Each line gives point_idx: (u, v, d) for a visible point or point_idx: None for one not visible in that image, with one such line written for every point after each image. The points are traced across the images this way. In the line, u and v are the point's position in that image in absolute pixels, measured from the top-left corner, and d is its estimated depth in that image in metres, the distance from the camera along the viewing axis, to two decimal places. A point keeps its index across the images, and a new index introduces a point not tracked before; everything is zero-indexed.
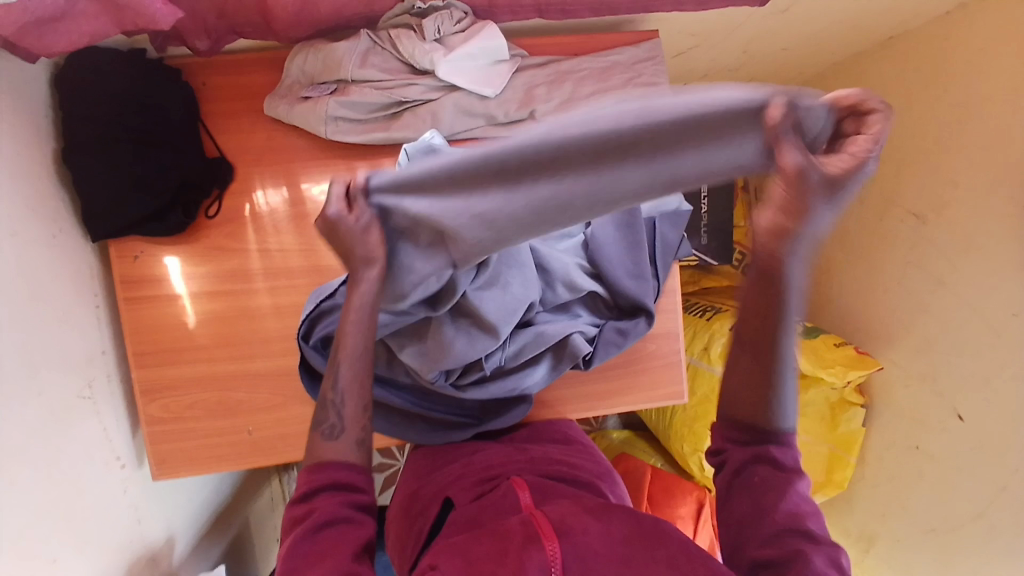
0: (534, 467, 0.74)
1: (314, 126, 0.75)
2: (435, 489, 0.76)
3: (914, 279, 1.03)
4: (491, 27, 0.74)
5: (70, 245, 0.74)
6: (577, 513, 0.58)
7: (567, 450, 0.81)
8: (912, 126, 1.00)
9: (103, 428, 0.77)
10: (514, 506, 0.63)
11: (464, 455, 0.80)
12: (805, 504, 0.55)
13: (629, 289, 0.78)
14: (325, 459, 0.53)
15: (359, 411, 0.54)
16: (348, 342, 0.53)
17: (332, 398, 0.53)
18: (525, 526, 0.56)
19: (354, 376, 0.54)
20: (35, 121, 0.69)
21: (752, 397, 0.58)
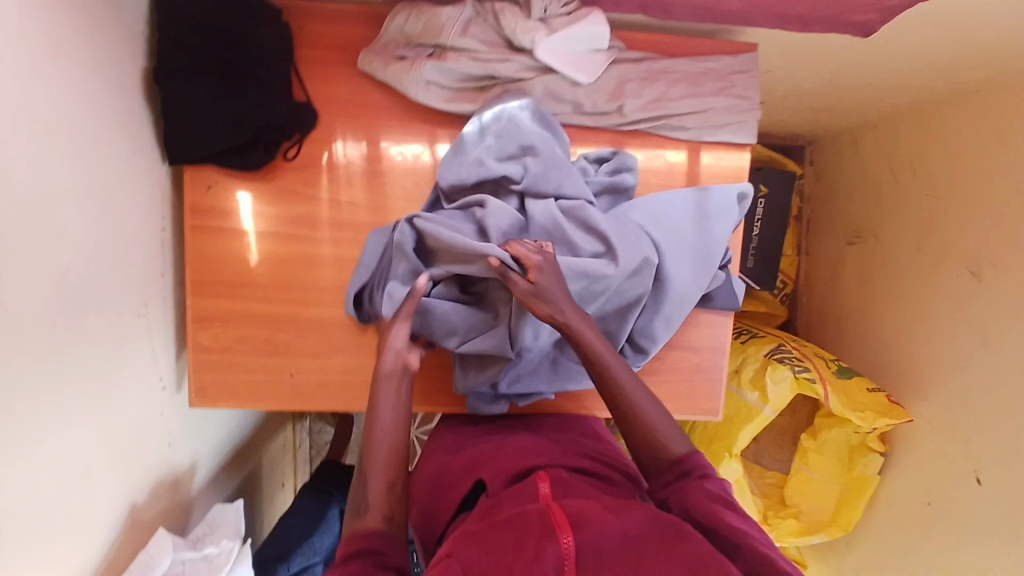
0: (567, 458, 0.74)
1: (404, 87, 0.75)
2: (467, 465, 0.77)
3: (960, 333, 1.01)
4: (596, 13, 0.73)
5: (149, 165, 0.75)
6: (596, 509, 0.57)
7: (598, 446, 0.80)
8: (982, 180, 0.98)
9: (152, 349, 0.79)
10: (533, 496, 0.62)
11: (496, 439, 0.82)
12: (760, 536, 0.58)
13: (653, 331, 0.80)
14: (355, 532, 0.57)
15: (384, 491, 0.60)
16: (376, 453, 0.63)
17: (361, 481, 0.61)
18: (541, 519, 0.55)
19: (384, 464, 0.62)
20: (134, 38, 0.70)
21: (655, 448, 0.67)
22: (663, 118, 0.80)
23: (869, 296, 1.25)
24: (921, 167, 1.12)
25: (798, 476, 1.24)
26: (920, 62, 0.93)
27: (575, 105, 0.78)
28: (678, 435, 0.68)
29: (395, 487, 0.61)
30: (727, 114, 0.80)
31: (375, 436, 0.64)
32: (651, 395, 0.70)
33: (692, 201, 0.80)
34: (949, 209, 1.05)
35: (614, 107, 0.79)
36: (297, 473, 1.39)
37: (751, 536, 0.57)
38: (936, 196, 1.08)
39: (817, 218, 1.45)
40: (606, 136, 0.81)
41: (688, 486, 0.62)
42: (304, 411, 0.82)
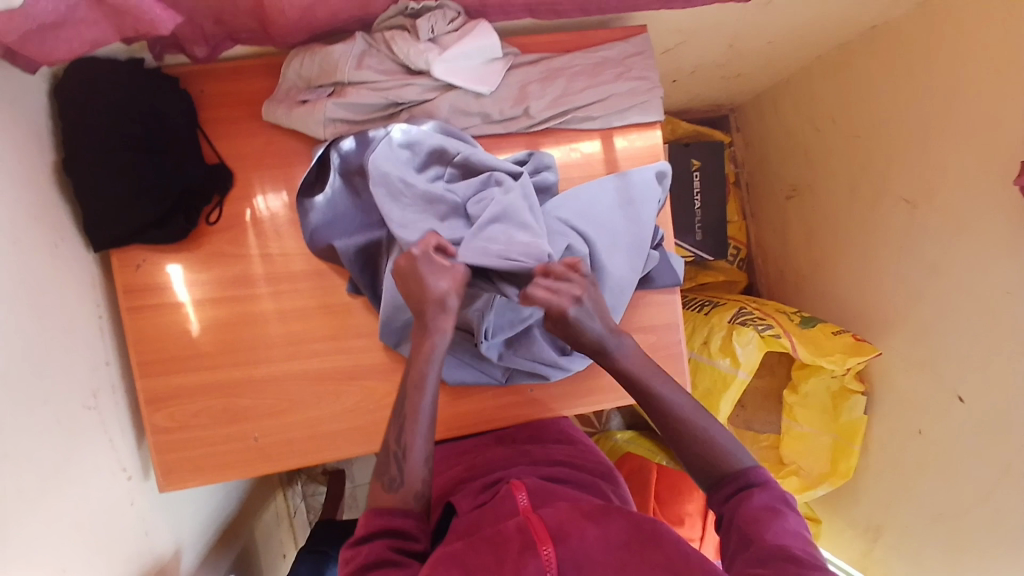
0: (538, 468, 0.73)
1: (312, 129, 0.76)
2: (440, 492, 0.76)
3: (908, 262, 1.04)
4: (483, 25, 0.75)
5: (72, 254, 0.74)
6: (576, 517, 0.56)
7: (569, 450, 0.80)
8: (899, 111, 1.02)
9: (109, 439, 0.77)
10: (512, 510, 0.60)
11: (468, 459, 0.81)
12: (793, 540, 0.58)
13: None
14: (378, 504, 0.64)
15: (420, 470, 0.65)
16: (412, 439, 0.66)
17: (395, 452, 0.65)
18: (520, 533, 0.54)
19: (414, 433, 0.66)
20: (36, 130, 0.69)
21: (698, 450, 0.70)
22: (572, 112, 0.82)
23: (818, 245, 1.28)
24: (838, 112, 1.16)
25: (790, 434, 1.24)
26: (813, 13, 0.97)
27: (484, 115, 0.80)
28: (740, 449, 0.69)
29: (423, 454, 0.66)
30: (632, 97, 0.83)
31: (412, 413, 0.67)
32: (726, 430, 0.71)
33: (612, 181, 0.82)
34: (873, 146, 1.09)
35: (521, 111, 0.80)
36: (295, 539, 1.35)
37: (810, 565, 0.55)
38: (858, 136, 1.12)
39: (755, 181, 1.49)
40: (521, 139, 0.83)
41: (742, 501, 0.64)
42: (276, 471, 0.81)
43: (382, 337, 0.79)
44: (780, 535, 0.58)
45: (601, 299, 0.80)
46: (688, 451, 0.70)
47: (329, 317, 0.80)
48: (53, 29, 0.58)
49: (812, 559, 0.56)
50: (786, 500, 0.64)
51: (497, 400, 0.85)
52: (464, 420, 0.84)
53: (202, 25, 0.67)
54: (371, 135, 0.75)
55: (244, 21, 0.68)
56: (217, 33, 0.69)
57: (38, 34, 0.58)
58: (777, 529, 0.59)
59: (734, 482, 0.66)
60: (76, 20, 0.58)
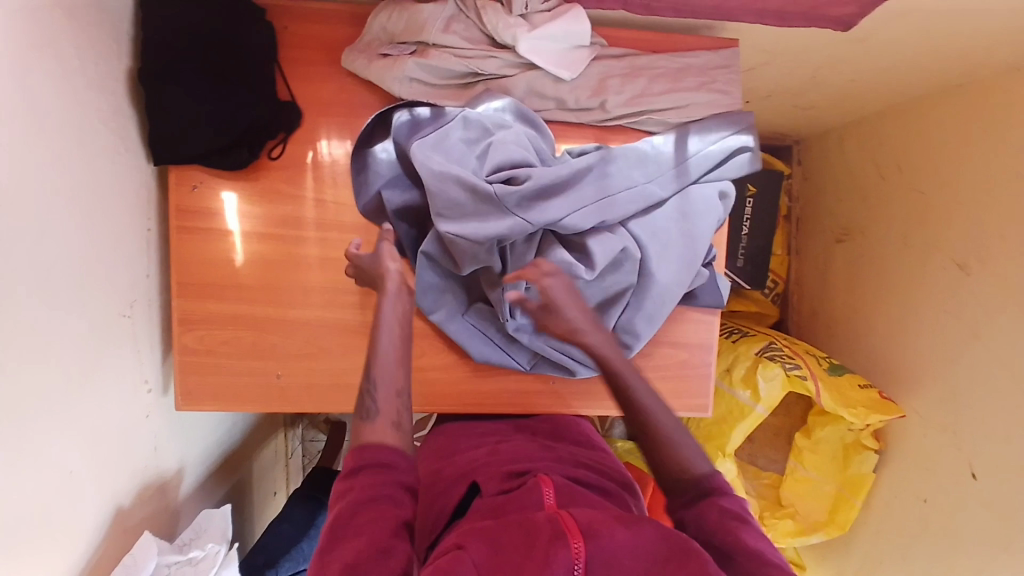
0: (561, 466, 0.70)
1: (388, 85, 0.76)
2: (460, 470, 0.72)
3: (949, 327, 1.01)
4: (577, 9, 0.73)
5: (132, 165, 0.75)
6: (604, 518, 0.55)
7: (591, 452, 0.78)
8: (968, 175, 0.99)
9: (137, 351, 0.78)
10: (538, 504, 0.59)
11: (489, 442, 0.78)
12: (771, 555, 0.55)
13: (637, 328, 0.81)
14: (364, 441, 0.59)
15: (390, 395, 0.61)
16: (380, 363, 0.63)
17: (368, 386, 0.62)
18: (551, 524, 0.53)
19: (385, 364, 0.63)
20: (118, 37, 0.70)
21: (667, 456, 0.61)
22: (646, 113, 0.80)
23: (858, 294, 1.25)
24: (905, 163, 1.13)
25: (794, 476, 1.21)
26: (905, 56, 0.94)
27: (558, 100, 0.79)
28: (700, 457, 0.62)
29: (402, 396, 0.62)
30: (708, 109, 0.81)
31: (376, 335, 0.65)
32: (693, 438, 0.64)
33: (670, 173, 0.79)
34: (935, 203, 1.06)
35: (597, 103, 0.79)
36: (288, 481, 1.37)
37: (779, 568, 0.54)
38: (921, 192, 1.09)
39: (806, 218, 1.46)
40: (589, 132, 0.82)
41: (704, 512, 0.58)
42: (291, 413, 0.81)
43: (417, 299, 0.79)
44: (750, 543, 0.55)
45: (640, 304, 0.80)
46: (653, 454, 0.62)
47: None
48: None
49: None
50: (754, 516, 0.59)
51: (518, 387, 0.85)
52: (482, 400, 0.85)
53: None
54: (446, 111, 0.75)
55: None
56: None
57: None
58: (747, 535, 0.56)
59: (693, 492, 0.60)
60: None
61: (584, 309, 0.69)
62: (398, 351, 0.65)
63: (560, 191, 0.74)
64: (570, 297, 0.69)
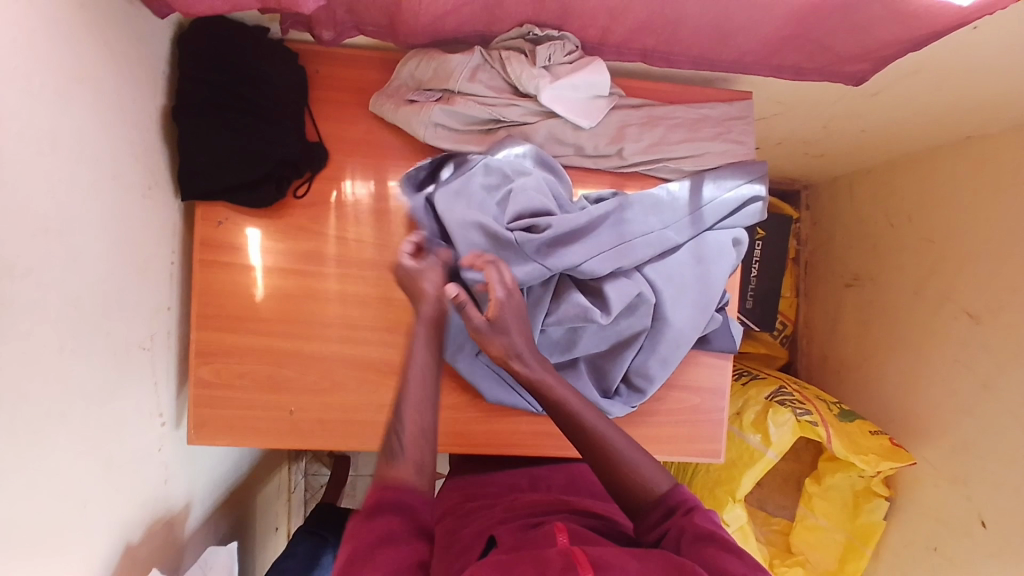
0: (577, 517, 0.70)
1: (413, 129, 0.78)
2: (479, 528, 0.70)
3: (960, 377, 1.01)
4: (598, 62, 0.76)
5: (161, 199, 0.77)
6: (616, 551, 0.54)
7: (608, 506, 0.78)
8: (981, 226, 1.00)
9: (154, 382, 0.78)
10: (552, 542, 0.58)
11: (507, 501, 0.77)
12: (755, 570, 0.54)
13: (651, 371, 0.82)
14: (385, 483, 0.55)
15: (418, 434, 0.58)
16: (411, 415, 0.59)
17: (397, 440, 0.58)
18: (561, 556, 0.53)
19: (414, 414, 0.59)
20: (155, 77, 0.73)
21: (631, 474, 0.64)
22: (662, 161, 0.82)
23: (868, 340, 1.26)
24: (915, 212, 1.15)
25: (804, 524, 1.19)
26: (914, 110, 0.96)
27: (577, 147, 0.81)
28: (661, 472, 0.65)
29: (427, 440, 0.58)
30: (723, 158, 0.83)
31: (410, 377, 0.62)
32: (650, 457, 0.67)
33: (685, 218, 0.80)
34: (946, 253, 1.07)
35: (614, 150, 0.81)
36: (290, 515, 1.35)
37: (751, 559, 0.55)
38: (932, 241, 1.11)
39: (815, 261, 1.47)
40: (607, 178, 0.84)
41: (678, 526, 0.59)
42: (303, 448, 0.81)
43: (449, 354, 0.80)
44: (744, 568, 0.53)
45: (654, 347, 0.81)
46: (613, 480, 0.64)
47: (387, 311, 0.81)
48: None
49: None
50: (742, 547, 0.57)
51: (531, 428, 0.85)
52: (494, 440, 0.85)
53: (335, 11, 0.70)
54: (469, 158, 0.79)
55: (375, 15, 0.71)
56: (347, 20, 0.72)
57: None
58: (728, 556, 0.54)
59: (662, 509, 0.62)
60: None
61: (526, 339, 0.71)
62: (428, 400, 0.60)
63: (577, 239, 0.77)
64: (515, 319, 0.70)
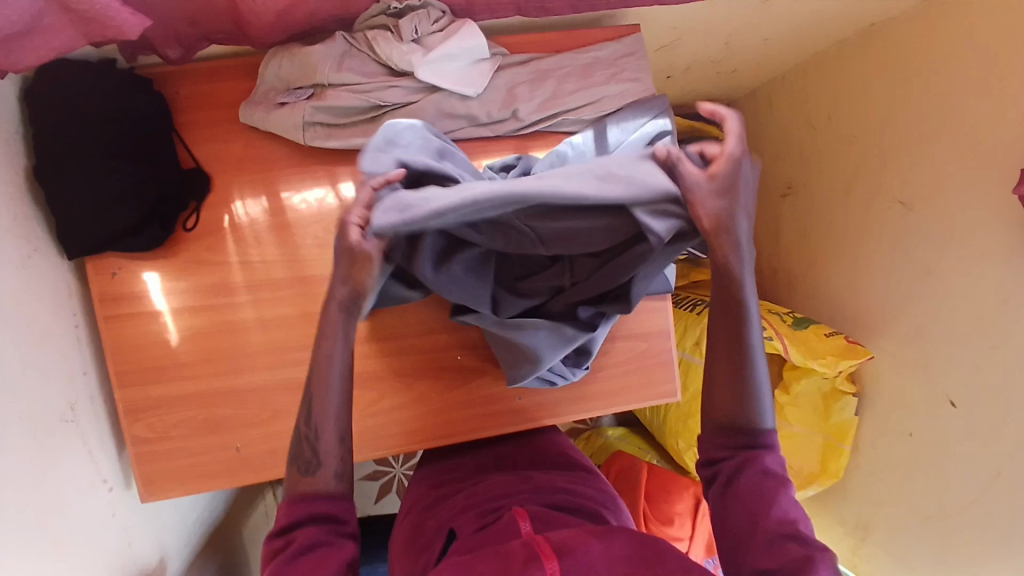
0: (539, 496, 0.68)
1: (290, 133, 0.74)
2: (441, 521, 0.70)
3: (902, 265, 1.03)
4: (469, 24, 0.72)
5: (45, 264, 0.71)
6: (579, 534, 0.55)
7: (570, 477, 0.75)
8: (902, 112, 0.99)
9: (88, 451, 0.75)
10: (515, 532, 0.59)
11: (467, 488, 0.75)
12: (793, 509, 0.58)
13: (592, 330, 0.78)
14: (302, 491, 0.58)
15: (334, 444, 0.59)
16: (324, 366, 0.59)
17: (306, 433, 0.59)
18: (525, 547, 0.53)
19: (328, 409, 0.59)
20: (5, 139, 0.66)
21: (728, 393, 0.63)
22: (560, 114, 0.79)
23: (811, 245, 1.27)
24: (833, 110, 1.14)
25: (781, 434, 1.22)
26: (813, 9, 0.94)
27: (470, 118, 0.77)
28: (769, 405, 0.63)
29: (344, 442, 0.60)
30: (621, 100, 0.80)
31: (321, 376, 0.59)
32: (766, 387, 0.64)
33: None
34: (869, 144, 1.07)
35: (509, 113, 0.78)
36: None
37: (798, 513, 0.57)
38: (856, 137, 1.10)
39: None
40: (509, 143, 0.81)
41: (745, 466, 0.61)
42: (260, 481, 0.79)
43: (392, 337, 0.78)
44: (784, 508, 0.57)
45: None
46: (721, 377, 0.63)
47: (311, 326, 0.78)
48: (22, 37, 0.54)
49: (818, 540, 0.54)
50: (779, 476, 0.60)
51: (485, 408, 0.84)
52: (451, 429, 0.83)
53: (175, 27, 0.64)
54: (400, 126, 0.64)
55: (219, 23, 0.65)
56: (192, 35, 0.66)
57: (4, 43, 0.54)
58: (780, 502, 0.58)
59: (744, 436, 0.63)
60: (42, 29, 0.55)
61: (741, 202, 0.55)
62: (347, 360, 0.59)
63: None
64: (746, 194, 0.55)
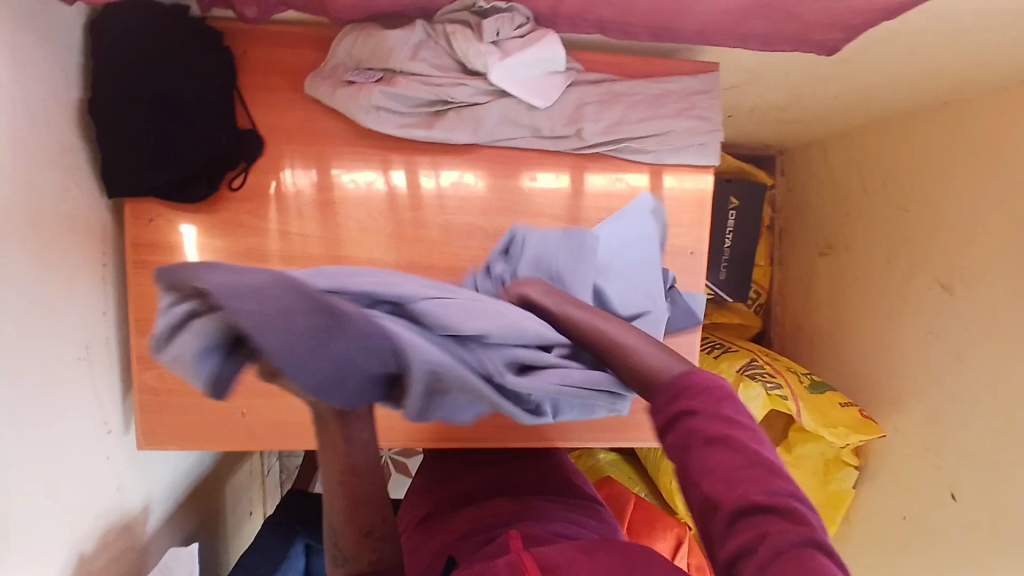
0: (538, 522, 0.66)
1: (353, 113, 0.73)
2: (443, 546, 0.68)
3: (932, 347, 1.00)
4: (551, 34, 0.71)
5: (85, 200, 0.71)
6: (568, 552, 0.53)
7: (574, 509, 0.73)
8: (959, 196, 0.96)
9: (95, 392, 0.75)
10: (504, 549, 0.57)
11: (469, 511, 0.74)
12: (760, 465, 0.37)
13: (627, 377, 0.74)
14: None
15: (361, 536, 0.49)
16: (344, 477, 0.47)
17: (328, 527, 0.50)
18: (511, 569, 0.51)
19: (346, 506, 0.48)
20: (66, 70, 0.65)
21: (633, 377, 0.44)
22: (625, 141, 0.77)
23: (841, 309, 1.25)
24: (890, 179, 1.12)
25: None
26: (887, 77, 0.92)
27: (533, 129, 0.76)
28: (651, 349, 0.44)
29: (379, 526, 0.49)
30: (688, 136, 0.78)
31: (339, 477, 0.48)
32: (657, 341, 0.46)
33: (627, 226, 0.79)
34: (921, 221, 1.04)
35: (573, 131, 0.76)
36: (265, 499, 1.34)
37: (775, 471, 0.36)
38: (906, 210, 1.08)
39: (789, 228, 1.45)
40: (567, 160, 0.79)
41: (686, 436, 0.39)
42: (261, 451, 0.79)
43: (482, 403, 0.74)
44: (743, 472, 0.36)
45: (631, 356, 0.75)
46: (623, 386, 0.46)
47: None
48: None
49: (791, 492, 0.35)
50: (737, 415, 0.39)
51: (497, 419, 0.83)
52: (457, 433, 0.83)
53: None
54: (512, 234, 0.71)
55: None
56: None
57: None
58: (742, 468, 0.36)
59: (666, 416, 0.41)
60: None
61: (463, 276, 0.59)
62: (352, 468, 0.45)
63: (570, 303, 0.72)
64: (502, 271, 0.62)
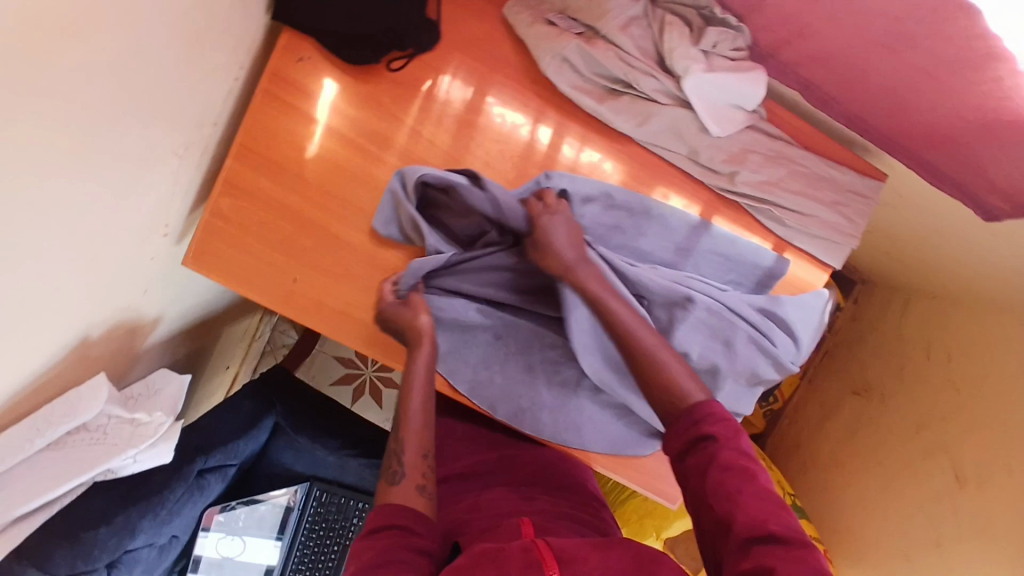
0: (542, 518, 0.66)
1: (540, 51, 0.72)
2: (453, 518, 0.68)
3: (919, 527, 1.00)
4: (758, 72, 0.69)
5: (254, 10, 0.68)
6: (581, 544, 0.52)
7: (575, 506, 0.73)
8: (999, 402, 0.92)
9: (171, 192, 0.72)
10: (516, 535, 0.57)
11: (475, 491, 0.73)
12: None
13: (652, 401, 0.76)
14: (387, 502, 0.61)
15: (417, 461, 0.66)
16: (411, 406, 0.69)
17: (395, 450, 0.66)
18: (524, 552, 0.50)
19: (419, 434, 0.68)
20: None
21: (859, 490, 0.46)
22: (768, 203, 0.76)
23: (851, 449, 1.23)
24: (957, 354, 1.05)
25: None
26: (1012, 262, 0.86)
27: (691, 150, 0.74)
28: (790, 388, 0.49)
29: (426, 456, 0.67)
30: (827, 228, 0.76)
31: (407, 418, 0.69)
32: None
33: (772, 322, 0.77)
34: (964, 409, 0.99)
35: (729, 170, 0.74)
36: (246, 364, 1.33)
37: None
38: (957, 392, 1.02)
39: (834, 353, 1.42)
40: (704, 195, 0.76)
41: None
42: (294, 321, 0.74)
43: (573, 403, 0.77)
44: None
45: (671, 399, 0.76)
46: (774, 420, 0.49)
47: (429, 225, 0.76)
48: None
49: None
50: None
51: None
52: None
53: None
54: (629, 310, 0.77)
55: None
56: None
57: None
58: None
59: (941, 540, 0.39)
60: None
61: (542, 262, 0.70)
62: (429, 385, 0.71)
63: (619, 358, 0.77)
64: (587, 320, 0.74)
